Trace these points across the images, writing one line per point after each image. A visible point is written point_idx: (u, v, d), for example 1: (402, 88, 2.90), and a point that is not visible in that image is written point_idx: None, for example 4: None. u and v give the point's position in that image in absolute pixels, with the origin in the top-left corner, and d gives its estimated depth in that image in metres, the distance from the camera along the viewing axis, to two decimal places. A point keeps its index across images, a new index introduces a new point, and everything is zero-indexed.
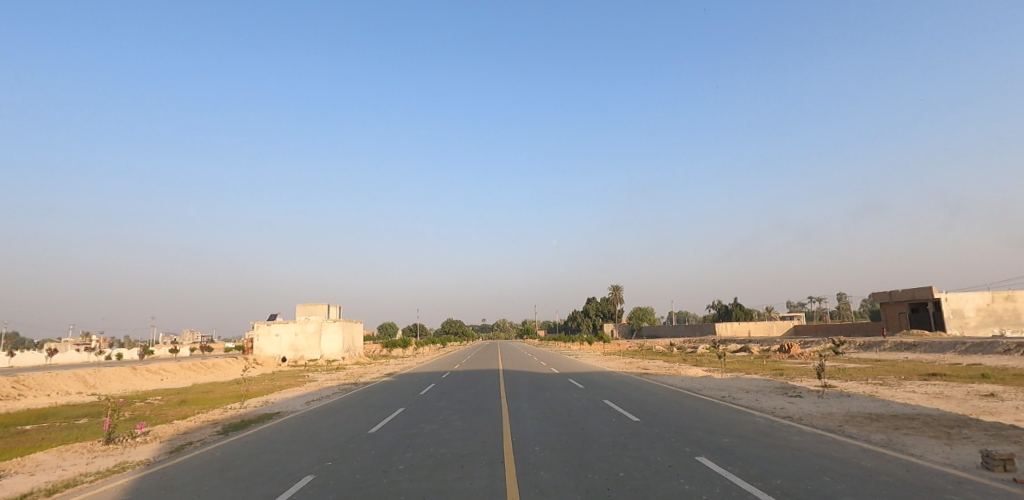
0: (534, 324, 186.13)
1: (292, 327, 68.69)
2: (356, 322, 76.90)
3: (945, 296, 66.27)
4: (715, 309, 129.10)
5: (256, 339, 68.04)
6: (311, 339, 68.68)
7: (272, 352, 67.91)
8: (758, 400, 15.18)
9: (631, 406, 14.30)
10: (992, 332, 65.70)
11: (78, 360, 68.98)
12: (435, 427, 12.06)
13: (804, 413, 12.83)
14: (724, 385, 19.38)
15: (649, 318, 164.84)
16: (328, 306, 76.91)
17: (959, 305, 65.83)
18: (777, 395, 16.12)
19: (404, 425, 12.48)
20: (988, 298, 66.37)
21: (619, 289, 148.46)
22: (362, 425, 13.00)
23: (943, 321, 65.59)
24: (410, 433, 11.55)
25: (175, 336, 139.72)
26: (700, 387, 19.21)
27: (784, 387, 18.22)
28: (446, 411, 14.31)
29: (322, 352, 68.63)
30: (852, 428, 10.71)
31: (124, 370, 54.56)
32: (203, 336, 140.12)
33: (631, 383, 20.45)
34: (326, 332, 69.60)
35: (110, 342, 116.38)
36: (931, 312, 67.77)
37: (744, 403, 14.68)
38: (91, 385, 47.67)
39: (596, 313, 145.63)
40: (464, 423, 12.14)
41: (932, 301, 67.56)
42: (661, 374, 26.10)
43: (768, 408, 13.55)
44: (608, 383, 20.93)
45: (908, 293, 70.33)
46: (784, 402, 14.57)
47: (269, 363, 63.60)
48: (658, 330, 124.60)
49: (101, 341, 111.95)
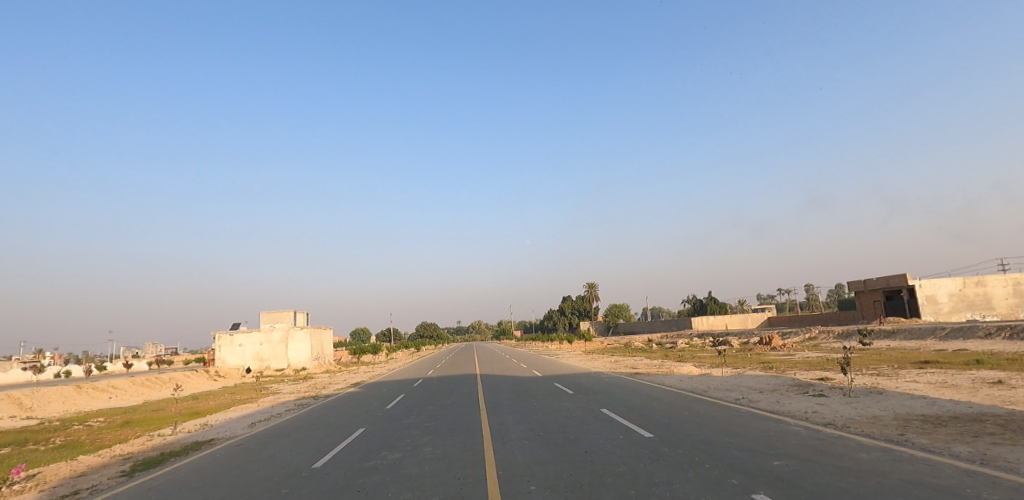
0: (510, 326, 184.43)
1: (257, 337, 64.73)
2: (325, 328, 73.23)
3: (919, 283, 66.40)
4: (690, 304, 129.01)
5: (218, 351, 63.92)
6: (277, 348, 64.86)
7: (236, 364, 63.89)
8: (779, 401, 13.11)
9: (635, 415, 12.07)
10: (965, 316, 66.21)
11: (18, 379, 63.34)
12: (398, 457, 9.54)
13: (844, 417, 10.74)
14: (732, 384, 17.24)
15: (625, 315, 164.38)
16: (294, 313, 72.88)
17: (933, 292, 66.17)
18: (796, 394, 14.06)
19: (358, 456, 9.90)
20: (959, 284, 66.94)
21: (594, 287, 147.49)
22: (307, 456, 10.35)
23: (918, 307, 65.74)
24: (365, 468, 8.98)
25: (137, 350, 133.83)
26: (704, 387, 17.07)
27: (799, 384, 16.12)
28: (415, 431, 11.87)
29: (289, 361, 64.89)
30: (922, 438, 8.58)
31: (68, 389, 49.86)
32: (167, 349, 134.37)
33: (625, 386, 18.25)
34: (293, 339, 65.89)
35: (62, 359, 109.27)
36: (906, 299, 67.81)
37: (765, 407, 12.54)
38: (27, 408, 43.18)
39: (573, 312, 143.76)
40: (437, 451, 9.69)
41: (906, 288, 67.62)
42: (653, 374, 23.92)
43: (799, 413, 11.38)
44: (598, 386, 18.76)
45: (883, 281, 70.31)
46: (812, 404, 12.49)
47: (232, 375, 59.74)
48: (635, 326, 123.90)
49: (56, 357, 105.86)
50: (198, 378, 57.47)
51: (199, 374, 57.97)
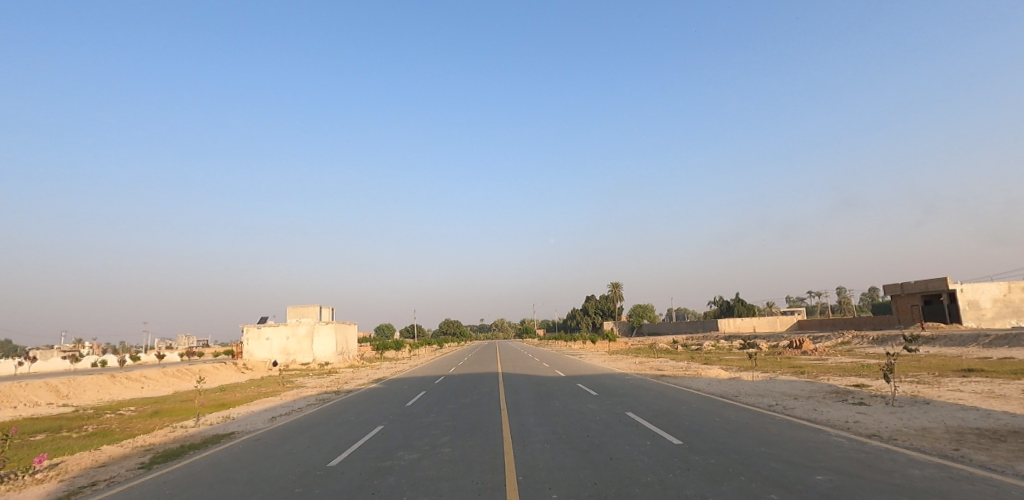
0: (533, 324, 183.95)
1: (283, 330, 65.69)
2: (349, 324, 73.91)
3: (960, 287, 63.66)
4: (716, 306, 126.61)
5: (245, 344, 65.08)
6: (303, 343, 65.70)
7: (263, 356, 64.94)
8: (816, 409, 12.41)
9: (662, 420, 11.54)
10: (1009, 323, 63.25)
11: (57, 368, 65.52)
12: (415, 458, 9.23)
13: (889, 428, 10.03)
14: (763, 389, 16.48)
15: (650, 316, 162.32)
16: (320, 308, 73.74)
17: (975, 297, 63.33)
18: (834, 402, 13.30)
19: (375, 455, 9.62)
20: (1004, 289, 63.94)
21: (618, 286, 145.87)
22: (323, 454, 10.10)
23: (959, 313, 63.07)
24: (380, 468, 8.68)
25: (171, 341, 137.69)
26: (734, 392, 16.38)
27: (837, 391, 15.28)
28: (434, 430, 11.57)
29: (314, 356, 65.69)
30: (979, 454, 7.89)
31: (102, 378, 51.26)
32: (198, 341, 137.91)
33: (651, 388, 17.67)
34: (318, 334, 66.68)
35: (100, 349, 113.04)
36: (946, 304, 65.12)
37: (801, 415, 11.85)
38: (64, 395, 44.52)
39: (596, 311, 142.44)
40: (455, 453, 9.34)
41: (946, 293, 64.91)
42: (680, 376, 23.25)
43: (838, 423, 10.71)
44: (623, 388, 18.20)
45: (921, 285, 67.60)
46: (852, 413, 11.76)
47: (259, 368, 60.74)
48: (660, 327, 122.10)
49: (94, 347, 109.48)
50: (226, 370, 58.55)
51: (227, 366, 59.09)
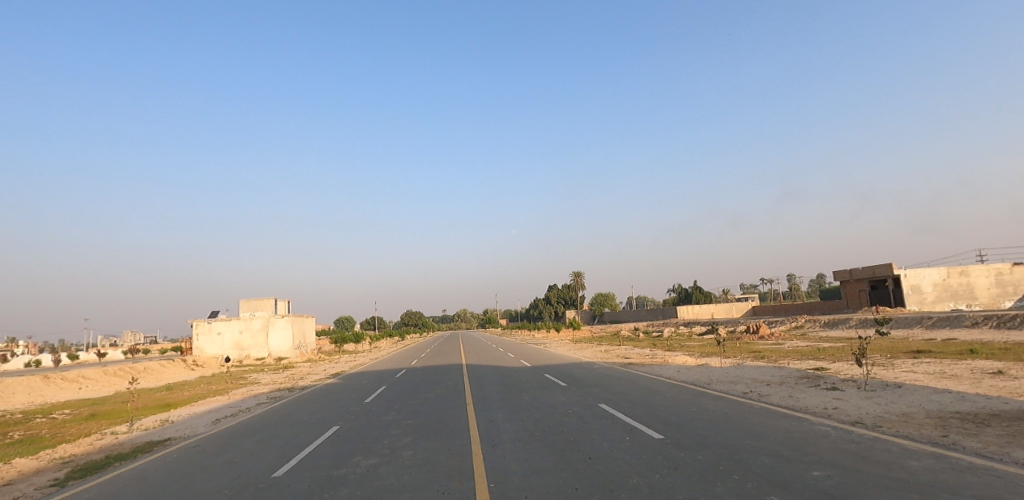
0: (496, 314, 183.98)
1: (236, 325, 62.77)
2: (306, 316, 71.39)
3: (904, 272, 66.49)
4: (675, 293, 129.31)
5: (195, 340, 61.86)
6: (257, 337, 63.05)
7: (214, 352, 61.89)
8: (791, 396, 12.09)
9: (638, 412, 10.95)
10: (948, 306, 66.66)
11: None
12: (374, 464, 8.30)
13: (871, 414, 9.71)
14: (734, 376, 16.18)
15: (611, 304, 164.60)
16: (275, 301, 70.90)
17: (918, 281, 66.34)
18: (808, 387, 13.03)
19: (328, 462, 8.63)
20: (943, 274, 67.27)
21: (580, 275, 146.98)
22: (268, 463, 9.01)
23: (903, 297, 65.99)
24: (333, 478, 7.70)
25: (116, 338, 130.83)
26: (705, 379, 16.04)
27: (808, 376, 15.10)
28: (395, 431, 10.62)
29: (270, 350, 63.15)
30: (969, 441, 7.58)
31: (34, 379, 47.50)
32: (147, 337, 131.67)
33: (622, 378, 17.16)
34: (273, 328, 64.08)
35: (35, 347, 106.04)
36: (891, 289, 67.96)
37: (778, 402, 11.48)
38: None
39: (558, 301, 143.23)
40: (418, 457, 8.44)
41: (892, 278, 67.73)
42: (647, 364, 22.94)
43: (818, 410, 10.36)
44: (593, 378, 17.65)
45: (869, 270, 70.35)
46: (829, 399, 11.48)
47: (210, 365, 57.91)
48: (621, 315, 123.78)
49: (29, 346, 102.57)
50: (174, 367, 55.44)
51: (174, 363, 55.99)
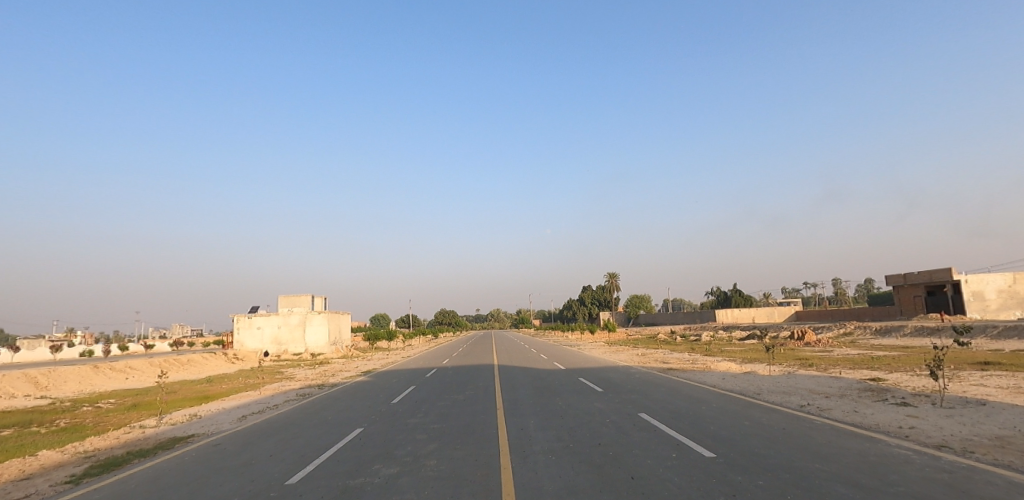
0: (529, 314, 183.27)
1: (275, 320, 64.00)
2: (342, 313, 72.25)
3: (965, 278, 62.31)
4: (713, 296, 125.63)
5: (236, 333, 63.41)
6: (295, 332, 64.09)
7: (254, 346, 63.19)
8: (856, 411, 10.89)
9: (684, 424, 10.00)
10: (1014, 314, 62.22)
11: (40, 358, 63.41)
12: (395, 473, 7.66)
13: (956, 436, 8.50)
14: (786, 386, 14.94)
15: (646, 306, 161.56)
16: (312, 298, 71.99)
17: (980, 288, 62.10)
18: (874, 402, 11.76)
19: (346, 469, 8.03)
20: (1009, 280, 62.83)
21: (615, 276, 144.71)
22: (285, 467, 8.49)
23: (963, 304, 61.89)
24: (349, 488, 7.08)
25: (164, 330, 136.29)
26: (753, 388, 14.88)
27: (871, 388, 13.75)
28: (419, 436, 9.95)
29: (306, 346, 64.10)
30: None
31: (84, 368, 49.30)
32: (193, 330, 136.70)
33: (661, 384, 16.17)
34: (310, 323, 65.04)
35: (91, 338, 111.25)
36: (950, 295, 63.76)
37: (842, 418, 10.31)
38: (43, 387, 42.59)
39: (592, 301, 141.24)
40: (441, 468, 7.72)
41: (951, 283, 63.60)
42: (687, 370, 21.81)
43: (891, 429, 9.18)
44: (630, 384, 16.71)
45: (925, 275, 66.30)
46: (902, 416, 10.23)
47: (250, 358, 59.13)
48: (656, 318, 121.15)
49: (86, 336, 107.77)
50: (215, 360, 56.78)
51: (216, 356, 57.41)
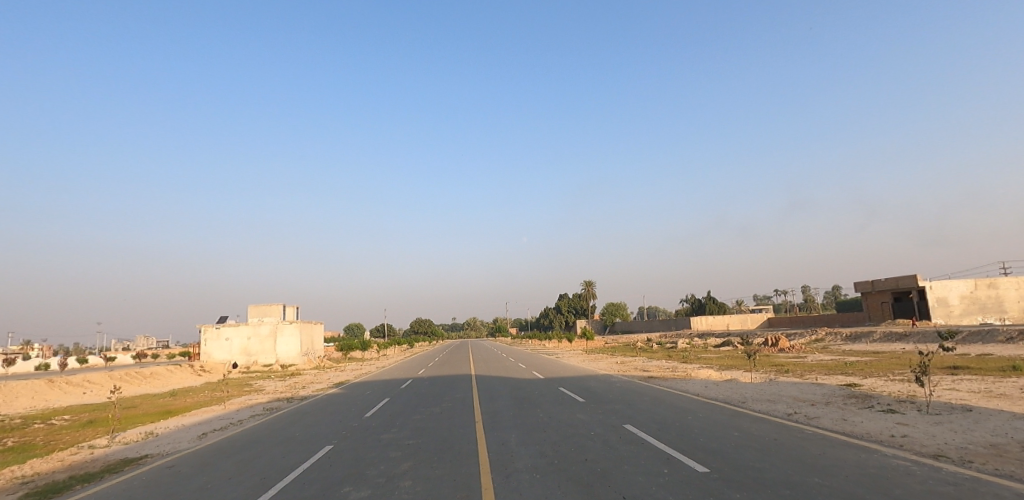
0: (506, 323, 182.45)
1: (245, 330, 61.97)
2: (315, 323, 70.48)
3: (930, 284, 64.10)
4: (688, 303, 126.99)
5: (204, 345, 61.22)
6: (265, 343, 62.17)
7: (222, 358, 61.03)
8: (844, 419, 10.65)
9: (672, 436, 9.61)
10: (976, 319, 64.17)
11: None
12: (367, 495, 7.05)
13: (950, 444, 8.27)
14: (770, 393, 14.71)
15: (622, 314, 162.36)
16: (284, 307, 70.05)
17: (944, 294, 63.94)
18: (861, 409, 11.56)
19: (312, 492, 7.37)
20: (971, 286, 64.84)
21: (591, 284, 145.14)
22: (245, 492, 7.78)
23: (929, 309, 63.58)
24: None
25: (128, 342, 131.35)
26: (737, 396, 14.61)
27: (855, 395, 13.60)
28: (393, 454, 9.32)
29: (277, 357, 62.21)
30: None
31: (38, 383, 46.66)
32: (159, 342, 132.15)
33: (644, 393, 15.78)
34: (282, 334, 63.20)
35: (49, 350, 106.40)
36: (916, 301, 65.45)
37: (831, 426, 10.04)
38: None
39: (569, 309, 141.29)
40: (417, 490, 7.13)
41: (917, 290, 65.31)
42: (668, 377, 21.52)
43: (884, 438, 8.92)
44: (613, 393, 16.29)
45: (892, 282, 68.00)
46: (891, 424, 10.02)
47: (217, 370, 57.03)
48: (632, 325, 121.72)
49: (43, 349, 103.02)
50: (180, 372, 54.54)
51: (181, 368, 55.17)
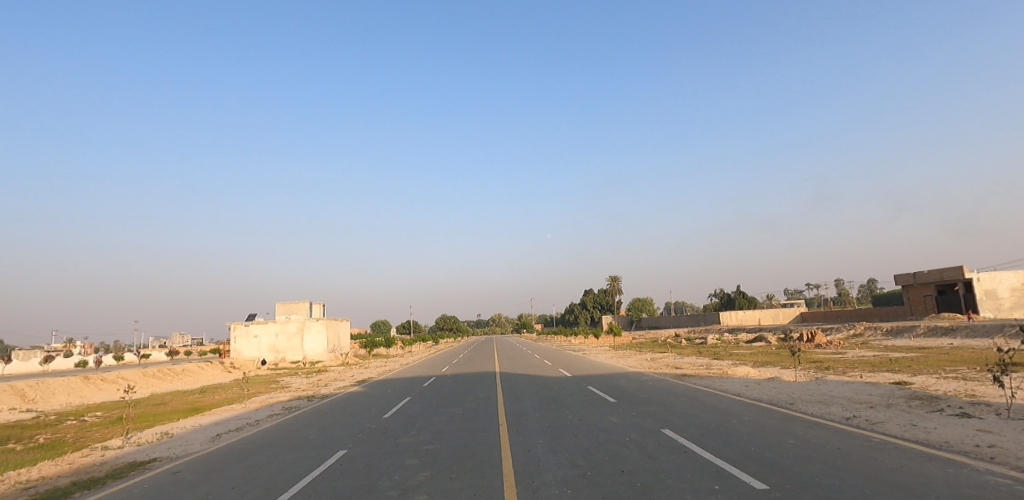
0: (531, 319, 181.49)
1: (272, 328, 62.45)
2: (341, 320, 70.78)
3: (977, 276, 60.85)
4: (717, 299, 124.34)
5: (232, 342, 61.89)
6: (293, 340, 62.57)
7: (251, 355, 61.63)
8: (914, 425, 9.43)
9: (719, 443, 8.58)
10: None
11: (31, 369, 61.55)
12: None
13: None
14: (820, 394, 13.46)
15: (648, 309, 159.90)
16: (310, 304, 70.48)
17: (992, 286, 60.62)
18: (931, 413, 10.30)
19: None
20: (1021, 278, 61.37)
21: (616, 280, 143.08)
22: None
23: (976, 303, 60.38)
24: None
25: (164, 339, 134.78)
26: (783, 397, 13.42)
27: (917, 397, 12.32)
28: (408, 461, 8.51)
29: (304, 354, 62.56)
30: None
31: (74, 379, 47.54)
32: (193, 339, 135.46)
33: (681, 393, 14.71)
34: (308, 331, 63.53)
35: (90, 347, 109.77)
36: (962, 294, 62.20)
37: (902, 434, 8.83)
38: (29, 399, 40.90)
39: (594, 305, 139.59)
40: None
41: (962, 282, 62.08)
42: (703, 375, 20.39)
43: (970, 449, 7.72)
44: (645, 393, 15.26)
45: (936, 274, 64.76)
46: (971, 431, 8.78)
47: (247, 367, 57.55)
48: (659, 321, 119.45)
49: (85, 347, 106.35)
50: (210, 369, 55.09)
51: (211, 365, 55.78)
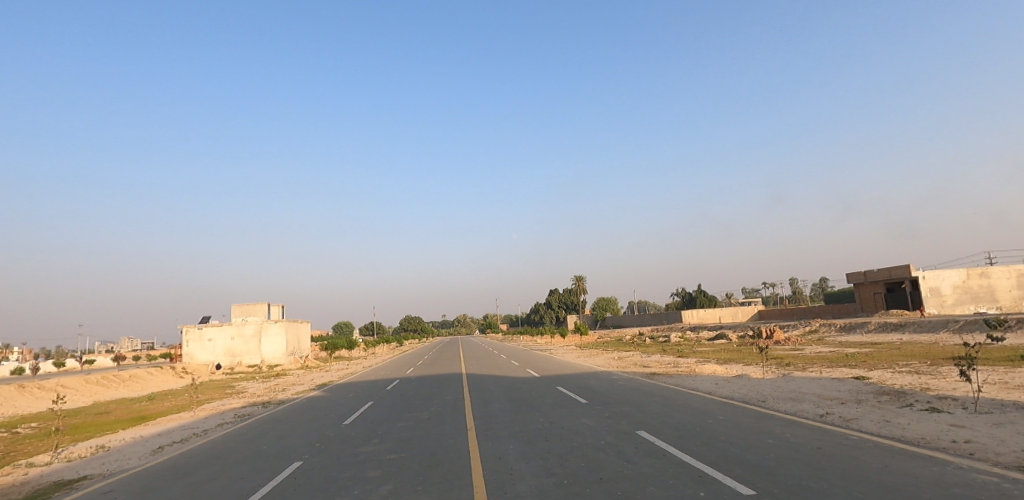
0: (497, 319, 181.16)
1: (228, 331, 59.86)
2: (301, 322, 68.52)
3: (923, 274, 63.70)
4: (679, 298, 126.70)
5: (185, 346, 59.02)
6: (250, 343, 60.14)
7: (205, 360, 58.93)
8: (889, 421, 9.34)
9: (699, 446, 8.25)
10: (968, 309, 63.85)
11: None
12: None
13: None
14: (790, 391, 13.42)
15: (613, 308, 161.82)
16: (269, 306, 68.00)
17: (937, 283, 63.57)
18: (902, 409, 10.27)
19: None
20: (963, 276, 64.56)
21: (581, 279, 144.10)
22: None
23: (922, 300, 63.17)
24: None
25: (112, 345, 128.15)
26: (754, 395, 13.30)
27: (885, 392, 12.38)
28: (369, 473, 7.86)
29: (262, 357, 60.24)
30: None
31: (8, 388, 44.29)
32: (143, 343, 129.29)
33: (652, 392, 14.47)
34: (266, 333, 61.19)
35: (29, 354, 103.18)
36: (909, 291, 65.00)
37: (879, 431, 8.69)
38: None
39: (559, 305, 140.18)
40: None
41: (909, 280, 64.87)
42: (672, 374, 20.30)
43: (948, 445, 7.60)
44: (617, 393, 14.94)
45: (885, 272, 67.49)
46: (945, 426, 8.73)
47: (201, 372, 54.95)
48: (623, 320, 120.88)
49: (23, 353, 99.93)
50: (160, 375, 52.33)
51: (162, 371, 53.02)
